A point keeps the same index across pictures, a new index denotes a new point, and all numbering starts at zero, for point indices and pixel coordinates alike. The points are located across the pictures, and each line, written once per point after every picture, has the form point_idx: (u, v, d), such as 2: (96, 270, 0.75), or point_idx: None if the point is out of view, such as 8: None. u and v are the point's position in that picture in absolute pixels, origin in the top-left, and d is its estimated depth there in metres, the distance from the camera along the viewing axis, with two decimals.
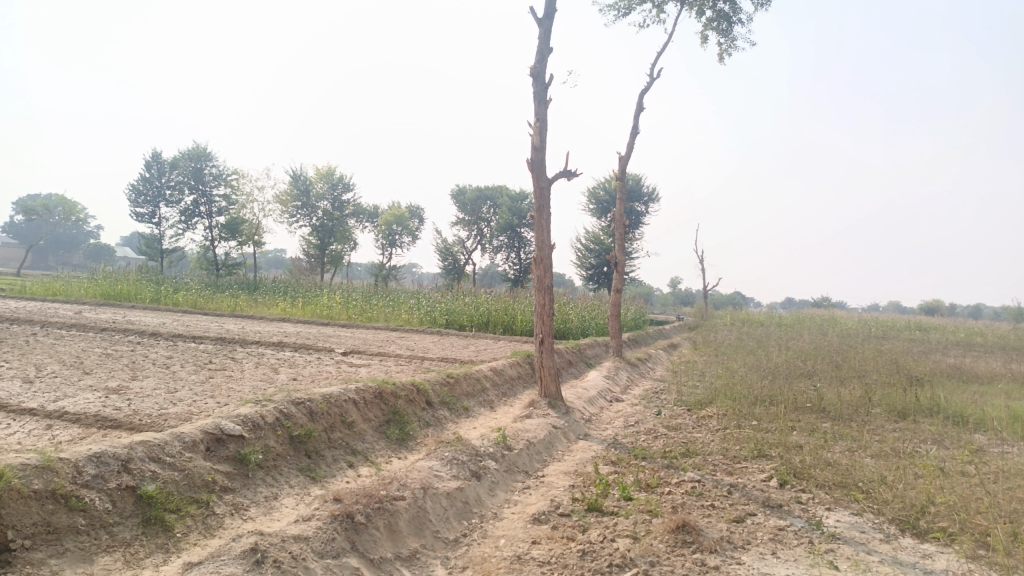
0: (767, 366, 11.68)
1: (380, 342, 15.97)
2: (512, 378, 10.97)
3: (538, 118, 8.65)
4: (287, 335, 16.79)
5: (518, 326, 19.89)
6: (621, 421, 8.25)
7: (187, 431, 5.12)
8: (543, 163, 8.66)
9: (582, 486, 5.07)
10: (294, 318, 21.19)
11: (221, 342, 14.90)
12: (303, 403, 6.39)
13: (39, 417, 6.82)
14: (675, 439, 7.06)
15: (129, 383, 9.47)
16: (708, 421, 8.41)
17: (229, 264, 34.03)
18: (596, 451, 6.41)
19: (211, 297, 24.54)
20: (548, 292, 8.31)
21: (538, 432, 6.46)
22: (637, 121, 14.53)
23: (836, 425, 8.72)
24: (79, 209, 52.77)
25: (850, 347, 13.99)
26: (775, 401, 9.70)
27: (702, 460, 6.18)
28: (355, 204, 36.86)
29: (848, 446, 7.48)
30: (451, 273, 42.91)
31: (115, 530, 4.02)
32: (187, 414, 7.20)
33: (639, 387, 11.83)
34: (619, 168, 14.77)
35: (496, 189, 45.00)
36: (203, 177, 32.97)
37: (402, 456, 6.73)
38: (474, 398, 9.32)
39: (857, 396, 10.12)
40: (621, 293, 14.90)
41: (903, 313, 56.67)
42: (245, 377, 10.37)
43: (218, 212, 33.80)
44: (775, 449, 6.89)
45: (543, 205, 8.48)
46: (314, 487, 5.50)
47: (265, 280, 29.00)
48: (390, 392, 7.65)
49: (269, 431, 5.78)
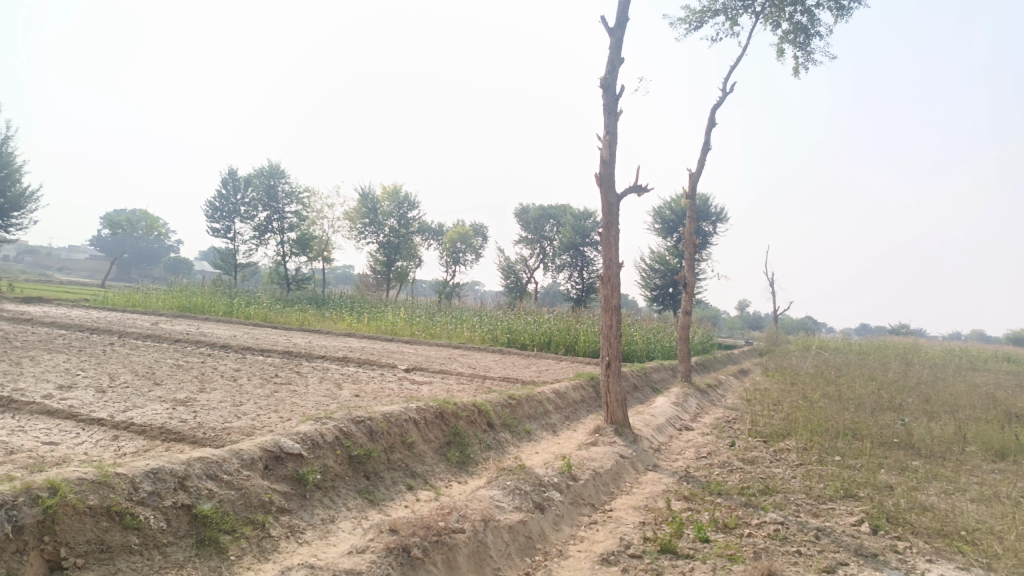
0: (848, 396, 10.99)
1: (443, 359, 15.87)
2: (575, 401, 10.64)
3: (608, 131, 8.38)
4: (351, 349, 16.90)
5: (581, 347, 19.50)
6: (691, 451, 7.82)
7: (245, 448, 5.01)
8: (612, 178, 8.38)
9: (654, 524, 4.73)
10: (359, 333, 21.39)
11: (287, 356, 15.07)
12: (363, 422, 6.23)
13: (106, 427, 6.91)
14: (752, 474, 6.60)
15: (196, 395, 9.58)
16: (786, 454, 7.88)
17: (299, 279, 34.81)
18: (666, 484, 6.03)
19: (280, 311, 25.07)
20: (615, 312, 7.97)
21: (604, 461, 6.13)
22: (709, 137, 14.08)
23: (927, 463, 8.06)
24: (161, 224, 55.07)
25: (939, 378, 13.07)
26: (857, 436, 9.07)
27: (783, 499, 5.74)
28: (420, 221, 37.26)
29: (944, 488, 6.84)
30: (513, 292, 42.82)
31: (168, 551, 3.91)
32: (248, 428, 7.18)
33: (709, 415, 11.29)
34: (689, 185, 14.30)
35: (560, 207, 44.80)
36: (275, 195, 33.78)
37: (463, 480, 6.50)
38: (536, 421, 9.03)
39: (950, 432, 9.37)
40: (691, 316, 14.36)
41: (990, 342, 53.42)
42: (309, 392, 10.37)
43: (289, 228, 34.69)
44: (863, 490, 6.34)
45: (612, 221, 8.19)
46: (372, 510, 5.32)
47: (332, 294, 29.48)
48: (451, 412, 7.45)
49: (328, 450, 5.63)
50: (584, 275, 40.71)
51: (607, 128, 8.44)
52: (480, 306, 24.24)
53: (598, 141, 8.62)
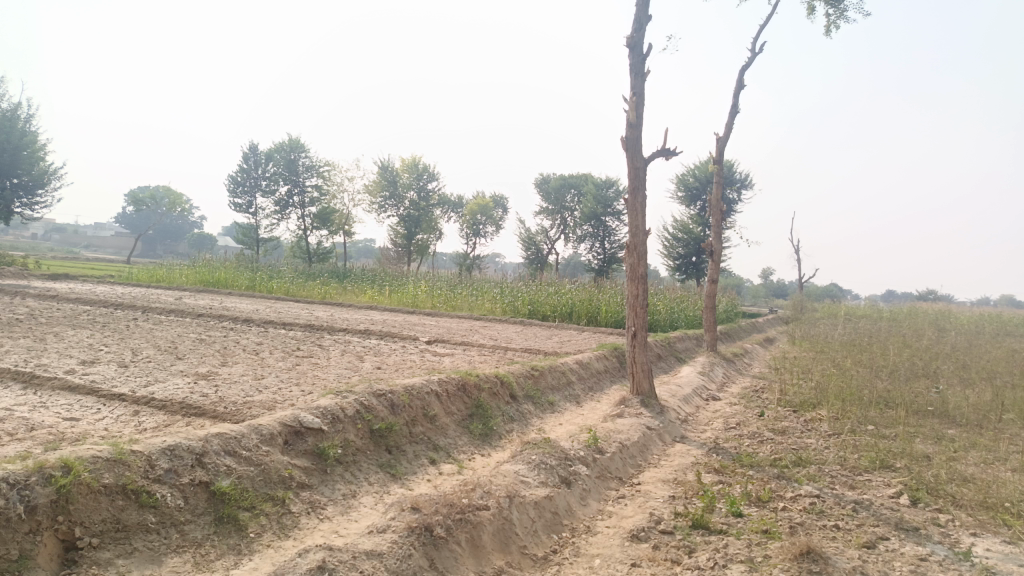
0: (879, 364, 10.69)
1: (464, 331, 15.77)
2: (598, 372, 10.46)
3: (634, 93, 8.07)
4: (373, 322, 16.85)
5: (603, 317, 19.30)
6: (720, 422, 7.62)
7: (264, 424, 4.91)
8: (639, 142, 8.09)
9: (684, 498, 4.56)
10: (381, 305, 21.37)
11: (309, 329, 15.05)
12: (384, 395, 6.11)
13: (127, 402, 6.89)
14: (784, 446, 6.39)
15: (218, 369, 9.55)
16: (817, 424, 7.65)
17: (320, 253, 34.83)
18: (695, 456, 5.86)
19: (302, 285, 25.12)
20: (642, 281, 7.74)
21: (631, 433, 5.97)
22: (736, 99, 13.64)
23: (965, 433, 7.78)
24: (184, 201, 55.43)
25: (974, 345, 12.69)
26: (890, 405, 8.79)
27: (817, 472, 5.53)
28: (440, 193, 37.03)
29: (984, 458, 6.58)
30: (533, 263, 42.62)
31: (186, 529, 3.83)
32: (270, 402, 7.11)
33: (735, 384, 11.06)
34: (715, 150, 13.90)
35: (581, 177, 44.29)
36: (295, 168, 33.68)
37: (486, 453, 6.38)
38: (559, 392, 8.89)
39: (987, 399, 9.06)
40: (717, 284, 14.06)
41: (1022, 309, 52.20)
42: (331, 365, 10.31)
43: (310, 202, 34.65)
44: (900, 461, 6.11)
45: (638, 186, 7.92)
46: (395, 485, 5.22)
47: (353, 268, 29.47)
48: (473, 384, 7.32)
49: (349, 424, 5.53)
50: (606, 245, 40.29)
51: (634, 89, 8.13)
52: (501, 278, 24.08)
53: (624, 103, 8.31)
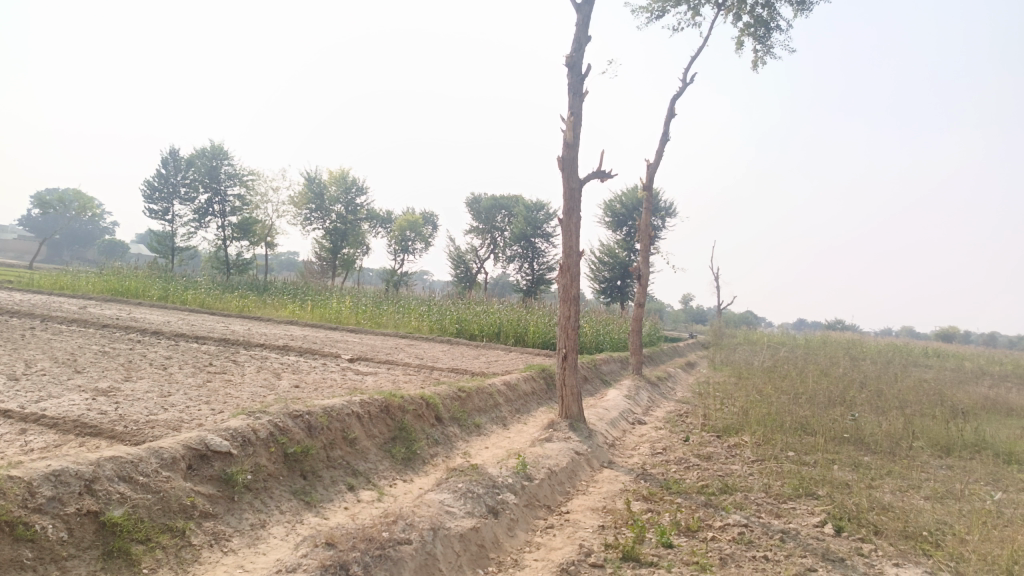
0: (798, 391, 10.96)
1: (389, 349, 15.37)
2: (526, 394, 10.32)
3: (572, 113, 8.05)
4: (293, 338, 16.24)
5: (530, 338, 19.23)
6: (647, 447, 7.58)
7: (165, 446, 4.51)
8: (575, 162, 8.07)
9: (614, 528, 4.43)
10: (302, 320, 20.66)
11: (224, 344, 14.33)
12: (301, 416, 5.77)
13: (13, 420, 6.26)
14: (710, 472, 6.38)
15: (122, 384, 8.90)
16: (741, 450, 7.71)
17: (240, 264, 33.58)
18: (623, 483, 5.75)
19: (219, 297, 24.06)
20: (573, 303, 7.67)
21: (559, 458, 5.81)
22: (667, 127, 13.91)
23: (879, 460, 8.01)
24: (95, 204, 52.53)
25: (884, 374, 13.24)
26: (809, 431, 9.00)
27: (744, 499, 5.52)
28: (368, 208, 36.42)
29: (899, 485, 6.75)
30: (461, 282, 42.37)
31: (68, 566, 3.41)
32: (176, 422, 6.63)
33: (660, 408, 11.12)
34: (646, 176, 14.10)
35: (511, 197, 44.46)
36: (217, 176, 32.52)
37: (408, 479, 6.10)
38: (486, 415, 8.68)
39: (898, 426, 9.41)
40: (644, 308, 14.19)
41: (921, 338, 55.37)
42: (246, 382, 9.79)
43: (231, 211, 33.40)
44: (821, 488, 6.19)
45: (573, 207, 7.87)
46: (309, 514, 4.88)
47: (274, 281, 28.49)
48: (397, 405, 7.04)
49: (261, 447, 5.17)
50: (534, 266, 40.47)
51: (571, 109, 8.12)
52: (428, 295, 23.74)
53: (562, 122, 8.29)
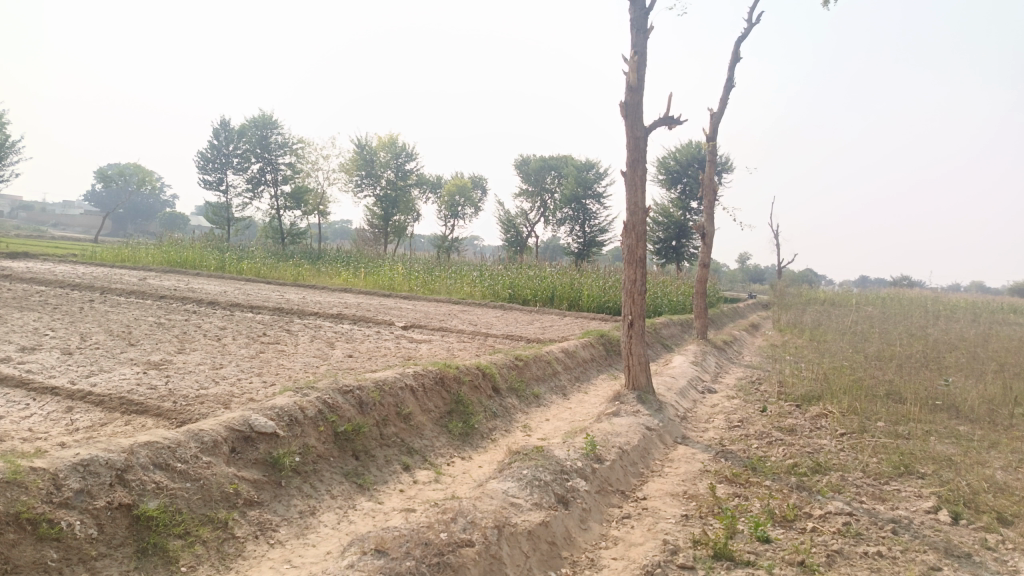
0: (880, 354, 10.14)
1: (442, 316, 15.03)
2: (585, 361, 9.83)
3: (636, 51, 7.35)
4: (347, 306, 16.07)
5: (585, 302, 18.67)
6: (721, 419, 7.01)
7: (205, 429, 4.18)
8: (639, 108, 7.41)
9: (700, 518, 3.94)
10: (355, 288, 20.53)
11: (278, 313, 14.21)
12: (352, 392, 5.39)
13: (60, 397, 6.07)
14: (797, 448, 5.79)
15: (173, 357, 8.74)
16: (825, 422, 7.06)
17: (294, 233, 33.75)
18: (702, 462, 5.22)
19: (273, 266, 24.16)
20: (640, 265, 7.11)
21: (630, 436, 5.31)
22: (732, 73, 12.97)
23: (979, 430, 7.24)
24: (156, 178, 53.74)
25: (971, 332, 12.28)
26: (896, 397, 8.24)
27: (841, 480, 4.93)
28: (418, 173, 36.13)
29: (1010, 459, 6.03)
30: (513, 246, 41.86)
31: (98, 566, 3.09)
32: (225, 397, 6.35)
33: (729, 375, 10.48)
34: (709, 126, 13.22)
35: (561, 158, 43.51)
36: (268, 146, 32.53)
37: (467, 456, 5.69)
38: (545, 384, 8.22)
39: (995, 390, 8.56)
40: (708, 268, 13.43)
41: (991, 293, 52.64)
42: (298, 353, 9.55)
43: (283, 180, 33.48)
44: (924, 465, 5.53)
45: (638, 158, 7.25)
46: (362, 497, 4.53)
47: (327, 249, 28.47)
48: (453, 377, 6.62)
49: (310, 427, 4.81)
50: (586, 228, 39.62)
51: (635, 47, 7.42)
52: (480, 260, 23.33)
53: (624, 63, 7.60)
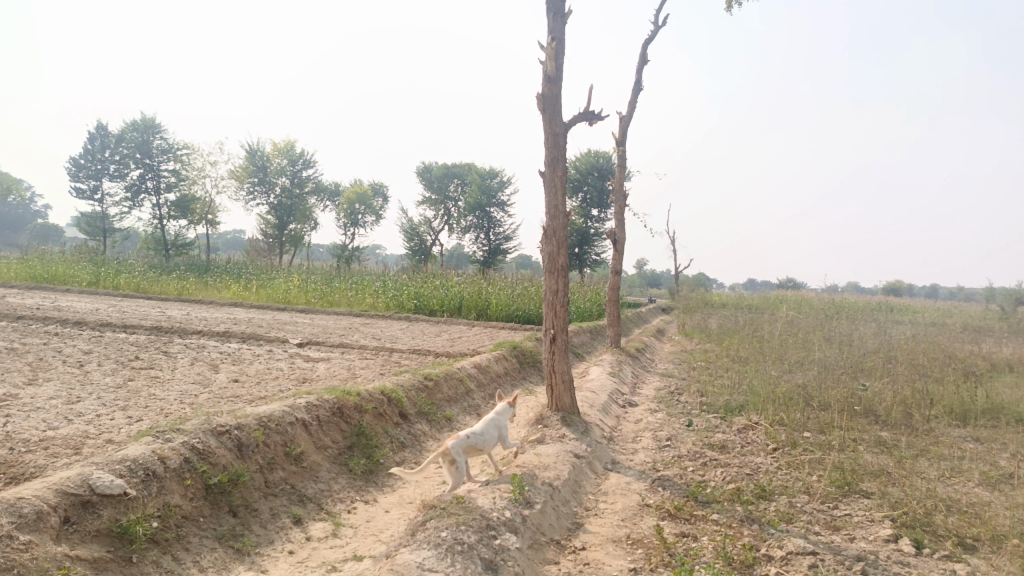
0: (793, 360, 10.06)
1: (343, 331, 14.01)
2: (499, 376, 9.18)
3: (555, 37, 6.82)
4: (236, 322, 14.74)
5: (493, 311, 18.10)
6: (649, 438, 6.53)
7: (25, 498, 3.23)
8: (556, 100, 6.93)
9: (650, 571, 3.35)
10: (247, 303, 19.07)
11: (156, 333, 12.75)
12: (229, 433, 4.49)
13: None
14: (735, 469, 5.34)
15: (20, 391, 7.41)
16: (755, 436, 6.70)
17: (179, 244, 31.39)
18: (641, 494, 4.66)
19: (155, 281, 22.21)
20: (562, 274, 6.68)
21: (560, 468, 4.70)
22: (640, 75, 12.73)
23: (900, 436, 7.11)
24: (22, 187, 49.33)
25: (871, 333, 12.54)
26: (817, 404, 8.06)
27: (788, 508, 4.50)
28: (315, 181, 34.66)
29: (940, 468, 5.84)
30: (416, 255, 40.82)
31: None
32: (76, 441, 5.25)
33: (647, 386, 10.10)
34: (619, 130, 12.94)
35: (464, 165, 42.92)
36: (149, 151, 30.23)
37: (371, 498, 4.90)
38: (457, 405, 7.51)
39: (908, 392, 8.55)
40: (620, 276, 13.12)
41: (868, 293, 55.96)
42: (177, 380, 8.40)
43: (167, 187, 31.13)
44: (865, 482, 5.20)
45: (557, 156, 6.78)
46: (240, 568, 3.68)
47: (215, 261, 26.56)
48: (353, 405, 5.81)
49: (172, 481, 3.92)
50: (491, 236, 39.09)
51: (552, 32, 6.91)
52: (382, 270, 22.31)
53: (541, 50, 7.07)
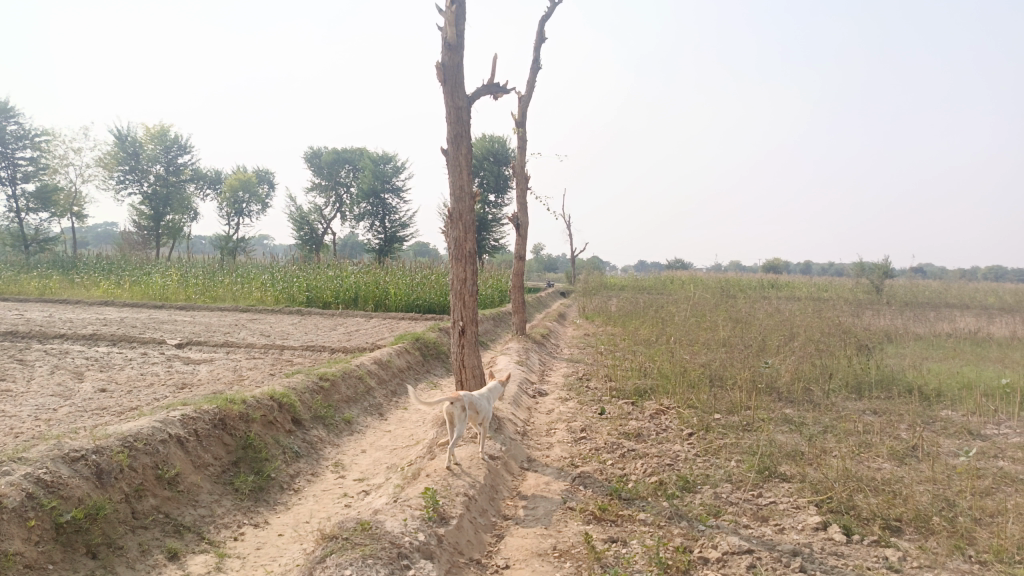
0: (696, 341, 10.11)
1: (229, 328, 13.00)
2: (401, 370, 8.67)
3: (454, 2, 6.36)
4: (107, 323, 13.39)
5: (392, 301, 17.45)
6: (564, 430, 6.25)
7: None
8: (458, 71, 6.49)
9: None
10: (120, 301, 17.49)
11: (10, 339, 11.32)
12: (85, 459, 3.80)
13: None
14: (655, 460, 5.13)
15: None
16: (668, 422, 6.55)
17: (41, 239, 28.52)
18: (563, 496, 4.33)
19: (12, 280, 20.03)
20: (470, 261, 6.32)
21: (475, 474, 4.31)
22: (538, 54, 12.42)
23: (805, 412, 7.16)
24: None
25: (766, 311, 12.87)
26: (723, 384, 8.07)
27: (714, 499, 4.31)
28: (194, 167, 32.49)
29: (849, 444, 5.88)
30: (308, 245, 39.18)
31: None
32: None
33: (555, 373, 9.87)
34: (518, 110, 12.60)
35: (355, 151, 41.59)
36: (2, 137, 27.28)
37: (261, 519, 4.35)
38: (357, 405, 6.97)
39: (809, 367, 8.69)
40: (523, 261, 12.83)
41: (749, 271, 58.60)
42: (31, 392, 7.36)
43: (24, 177, 28.22)
44: (782, 464, 5.10)
45: (461, 132, 6.37)
46: None
47: (83, 256, 24.29)
48: (239, 415, 5.19)
49: (11, 523, 3.21)
50: (386, 223, 38.05)
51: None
52: (271, 261, 21.10)
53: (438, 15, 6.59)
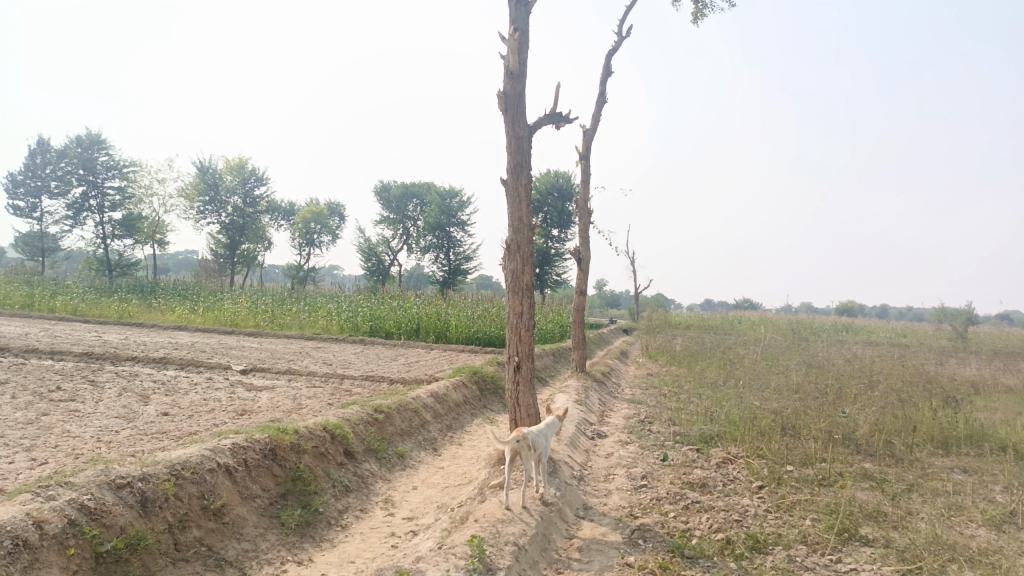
0: (766, 385, 9.63)
1: (293, 355, 13.15)
2: (457, 404, 8.51)
3: (517, 29, 6.32)
4: (177, 347, 13.75)
5: (453, 334, 17.41)
6: (623, 476, 5.94)
7: None
8: (519, 100, 6.44)
9: None
10: (192, 326, 18.02)
11: (86, 360, 11.71)
12: (131, 486, 3.74)
13: None
14: (721, 514, 4.77)
15: None
16: (736, 473, 6.14)
17: (123, 264, 29.85)
18: (622, 551, 4.04)
19: (94, 303, 20.93)
20: (527, 295, 6.16)
21: (527, 521, 4.07)
22: (604, 88, 12.33)
23: (886, 467, 6.63)
24: None
25: (841, 356, 12.20)
26: (796, 434, 7.58)
27: (786, 563, 3.94)
28: (269, 199, 33.60)
29: (938, 505, 5.37)
30: (374, 275, 39.91)
31: None
32: None
33: (616, 414, 9.52)
34: (583, 144, 12.50)
35: (423, 185, 42.35)
36: (94, 167, 28.86)
37: (305, 556, 4.21)
38: (410, 439, 6.82)
39: (890, 417, 8.11)
40: (585, 296, 12.58)
41: (821, 313, 56.36)
42: (97, 413, 7.50)
43: (112, 206, 29.75)
44: (864, 526, 4.67)
45: (521, 161, 6.28)
46: None
47: (161, 282, 25.28)
48: (290, 445, 5.11)
49: (51, 550, 3.15)
50: (450, 256, 38.40)
51: (513, 26, 6.42)
52: (337, 291, 21.44)
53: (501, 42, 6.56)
